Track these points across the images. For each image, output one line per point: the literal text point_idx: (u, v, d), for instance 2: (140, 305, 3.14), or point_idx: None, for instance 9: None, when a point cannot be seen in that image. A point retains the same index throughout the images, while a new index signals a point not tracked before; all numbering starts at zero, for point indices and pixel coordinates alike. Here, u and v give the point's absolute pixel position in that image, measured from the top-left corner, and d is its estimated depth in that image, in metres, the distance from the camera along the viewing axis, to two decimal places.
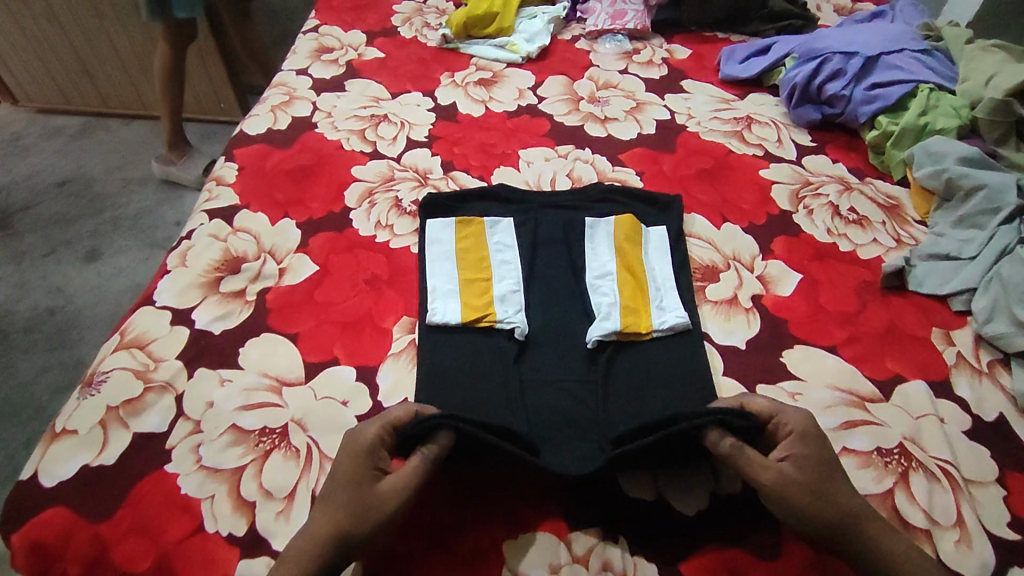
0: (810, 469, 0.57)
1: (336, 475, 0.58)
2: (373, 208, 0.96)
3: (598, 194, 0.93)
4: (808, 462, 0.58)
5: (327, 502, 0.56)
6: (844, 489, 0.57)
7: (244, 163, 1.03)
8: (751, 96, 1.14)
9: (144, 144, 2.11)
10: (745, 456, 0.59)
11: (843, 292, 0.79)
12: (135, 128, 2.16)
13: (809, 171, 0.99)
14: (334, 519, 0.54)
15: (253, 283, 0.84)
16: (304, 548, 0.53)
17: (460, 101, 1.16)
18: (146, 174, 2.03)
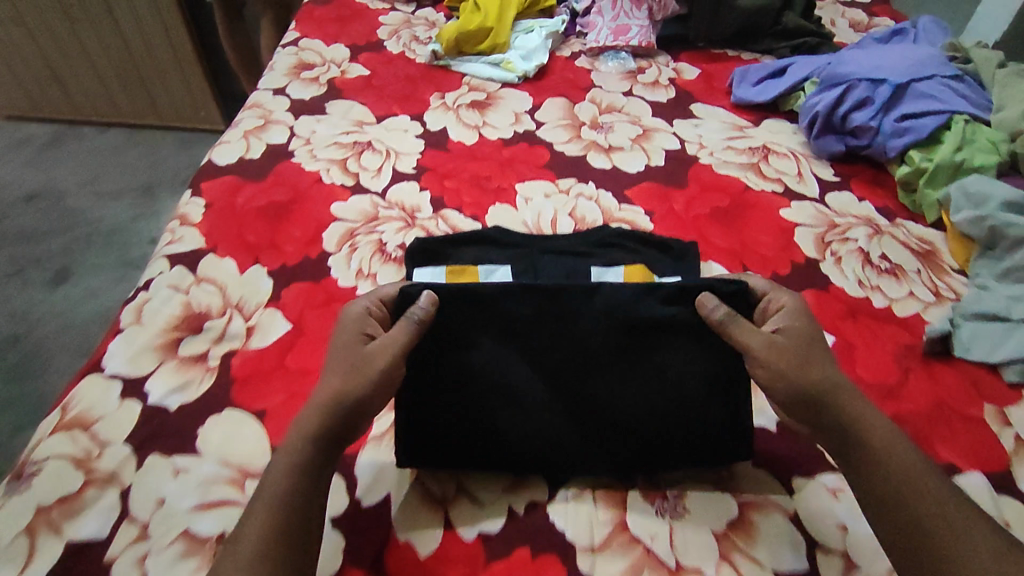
0: (791, 344, 0.61)
1: (339, 355, 0.62)
2: (355, 251, 0.86)
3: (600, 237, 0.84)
4: (790, 340, 0.62)
5: (332, 375, 0.61)
6: (820, 368, 0.60)
7: (212, 199, 0.94)
8: (766, 122, 1.05)
9: (119, 154, 2.00)
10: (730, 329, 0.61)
11: (881, 360, 0.71)
12: (110, 137, 2.04)
13: (833, 210, 0.90)
14: (339, 388, 0.59)
15: (217, 344, 0.76)
16: (310, 417, 0.58)
17: (451, 126, 1.06)
18: (121, 186, 1.92)
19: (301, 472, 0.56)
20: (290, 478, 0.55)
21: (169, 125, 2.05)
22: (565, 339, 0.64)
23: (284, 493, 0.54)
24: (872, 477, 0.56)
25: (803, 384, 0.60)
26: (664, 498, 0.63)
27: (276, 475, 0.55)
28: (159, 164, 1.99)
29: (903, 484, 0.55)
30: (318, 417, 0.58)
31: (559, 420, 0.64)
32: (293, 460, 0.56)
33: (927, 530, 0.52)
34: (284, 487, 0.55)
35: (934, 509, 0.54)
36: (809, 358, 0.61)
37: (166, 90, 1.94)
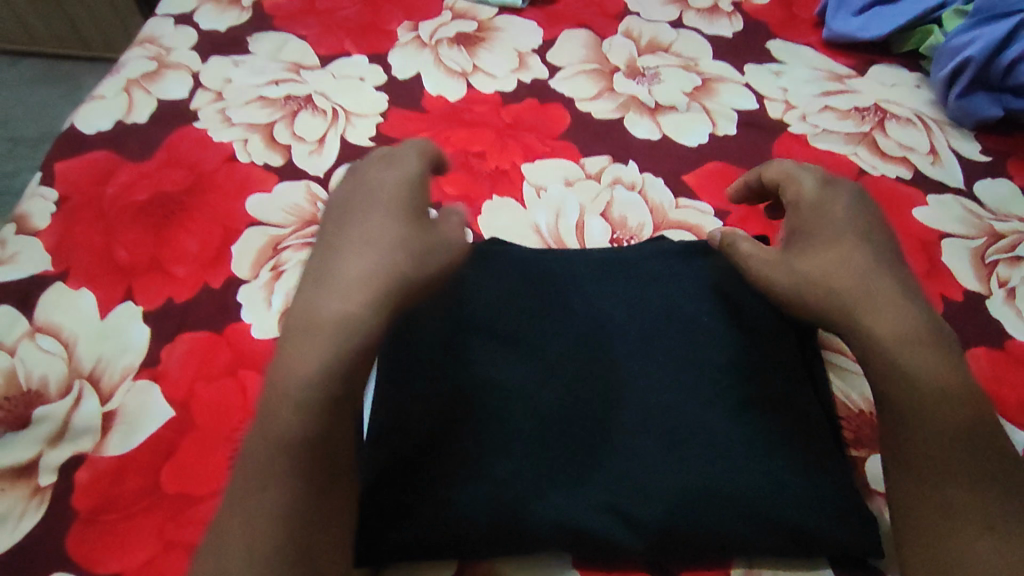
0: (813, 245, 0.49)
1: (350, 239, 0.45)
2: (280, 278, 0.57)
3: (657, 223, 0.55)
4: (826, 211, 0.50)
5: (357, 254, 0.44)
6: (862, 253, 0.47)
7: (69, 191, 0.62)
8: (873, 69, 0.74)
9: (35, 89, 1.42)
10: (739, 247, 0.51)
11: None
12: (23, 69, 1.44)
13: (989, 210, 0.61)
14: (367, 270, 0.43)
15: (53, 447, 0.48)
16: (342, 308, 0.41)
17: (427, 74, 0.74)
18: (40, 132, 1.36)
19: (313, 411, 0.39)
20: (284, 418, 0.38)
21: (98, 56, 1.46)
22: (614, 283, 0.52)
23: (290, 436, 0.38)
24: (898, 409, 0.43)
25: (838, 288, 0.46)
26: None
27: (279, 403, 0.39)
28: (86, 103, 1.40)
29: (934, 429, 0.42)
30: (360, 306, 0.41)
31: (571, 418, 0.45)
32: (306, 397, 0.39)
33: (952, 490, 0.40)
34: (283, 429, 0.38)
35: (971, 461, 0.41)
36: (857, 239, 0.49)
37: (86, 10, 1.35)
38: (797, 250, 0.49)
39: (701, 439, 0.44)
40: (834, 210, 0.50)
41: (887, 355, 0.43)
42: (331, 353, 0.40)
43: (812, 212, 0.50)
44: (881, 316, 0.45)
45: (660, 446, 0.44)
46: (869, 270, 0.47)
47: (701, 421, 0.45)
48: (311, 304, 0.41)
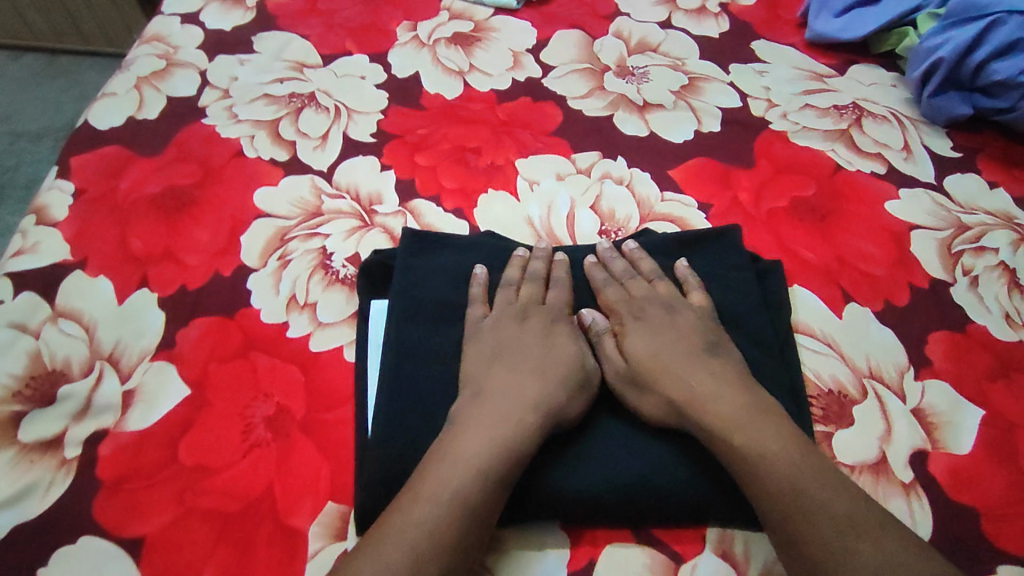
0: (644, 338, 0.53)
1: (516, 360, 0.51)
2: (287, 266, 0.60)
3: (525, 305, 0.55)
4: (651, 313, 0.54)
5: (515, 373, 0.51)
6: (687, 341, 0.52)
7: (85, 184, 0.66)
8: (852, 69, 0.77)
9: (36, 83, 1.41)
10: (604, 347, 0.54)
11: None
12: (24, 64, 1.43)
13: (957, 203, 0.65)
14: (545, 388, 0.49)
15: (77, 423, 0.51)
16: (517, 416, 0.47)
17: (426, 72, 0.77)
18: (42, 126, 1.34)
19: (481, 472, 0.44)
20: (466, 474, 0.44)
21: (100, 51, 1.45)
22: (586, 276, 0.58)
23: (465, 490, 0.43)
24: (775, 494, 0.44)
25: (667, 386, 0.49)
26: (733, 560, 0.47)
27: (454, 464, 0.44)
28: (89, 99, 1.42)
29: (810, 495, 0.43)
30: (536, 418, 0.48)
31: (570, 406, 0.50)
32: (484, 466, 0.45)
33: (865, 533, 0.42)
34: (456, 484, 0.44)
35: (854, 510, 0.43)
36: (686, 332, 0.52)
37: (87, 6, 1.34)
38: (642, 348, 0.52)
39: (635, 453, 0.49)
40: (634, 303, 0.55)
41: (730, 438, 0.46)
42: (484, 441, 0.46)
43: (640, 322, 0.54)
44: (719, 402, 0.48)
45: (619, 450, 0.49)
46: (698, 372, 0.50)
47: (636, 436, 0.50)
48: (485, 408, 0.48)
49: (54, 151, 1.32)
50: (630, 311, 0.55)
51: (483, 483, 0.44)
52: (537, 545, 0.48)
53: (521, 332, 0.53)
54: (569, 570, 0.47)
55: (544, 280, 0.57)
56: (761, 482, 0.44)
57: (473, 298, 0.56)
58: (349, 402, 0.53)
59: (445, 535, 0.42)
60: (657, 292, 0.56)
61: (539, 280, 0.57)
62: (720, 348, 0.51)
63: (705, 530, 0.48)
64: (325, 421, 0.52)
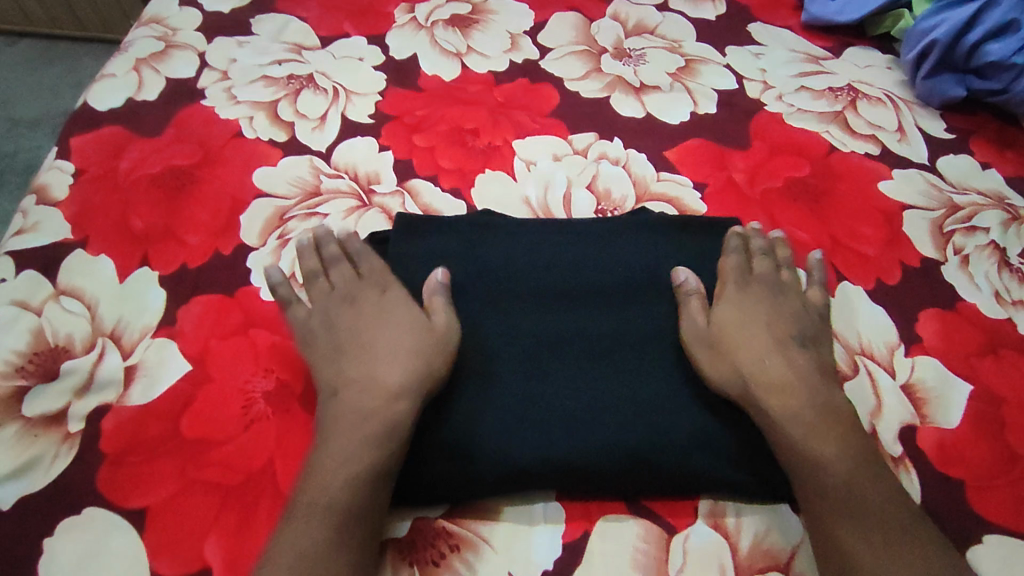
0: (751, 313, 0.54)
1: (370, 350, 0.53)
2: (286, 246, 0.61)
3: (352, 286, 0.56)
4: (754, 296, 0.55)
5: (371, 363, 0.52)
6: (787, 331, 0.54)
7: (85, 165, 0.66)
8: (848, 51, 0.77)
9: (30, 69, 1.39)
10: (691, 306, 0.54)
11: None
12: (18, 49, 1.42)
13: (950, 184, 0.65)
14: (410, 372, 0.50)
15: (80, 397, 0.52)
16: (381, 410, 0.49)
17: (424, 54, 0.77)
18: (38, 113, 1.34)
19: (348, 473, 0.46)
20: (331, 484, 0.46)
21: (95, 36, 1.44)
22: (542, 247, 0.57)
23: (337, 500, 0.45)
24: (827, 485, 0.46)
25: (758, 369, 0.51)
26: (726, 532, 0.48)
27: (324, 482, 0.46)
28: (86, 85, 1.41)
29: (859, 495, 0.46)
30: (405, 406, 0.49)
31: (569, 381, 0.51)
32: (355, 470, 0.46)
33: (910, 542, 0.44)
34: (330, 491, 0.45)
35: (895, 515, 0.45)
36: (778, 321, 0.54)
37: None
38: (735, 324, 0.54)
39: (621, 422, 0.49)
40: (749, 282, 0.56)
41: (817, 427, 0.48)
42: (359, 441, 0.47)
43: (742, 296, 0.55)
44: (802, 393, 0.50)
45: (596, 413, 0.50)
46: (777, 358, 0.52)
47: (659, 405, 0.51)
48: (346, 408, 0.49)
49: (51, 137, 1.32)
50: (738, 281, 0.56)
51: (358, 493, 0.46)
52: (529, 518, 0.49)
53: (355, 314, 0.55)
54: (565, 540, 0.48)
55: (353, 258, 0.58)
56: (822, 471, 0.47)
57: (286, 297, 0.56)
58: None
59: (321, 547, 0.44)
60: (780, 278, 0.57)
61: (341, 261, 0.58)
62: (811, 342, 0.53)
63: (697, 503, 0.50)
64: (324, 397, 0.53)
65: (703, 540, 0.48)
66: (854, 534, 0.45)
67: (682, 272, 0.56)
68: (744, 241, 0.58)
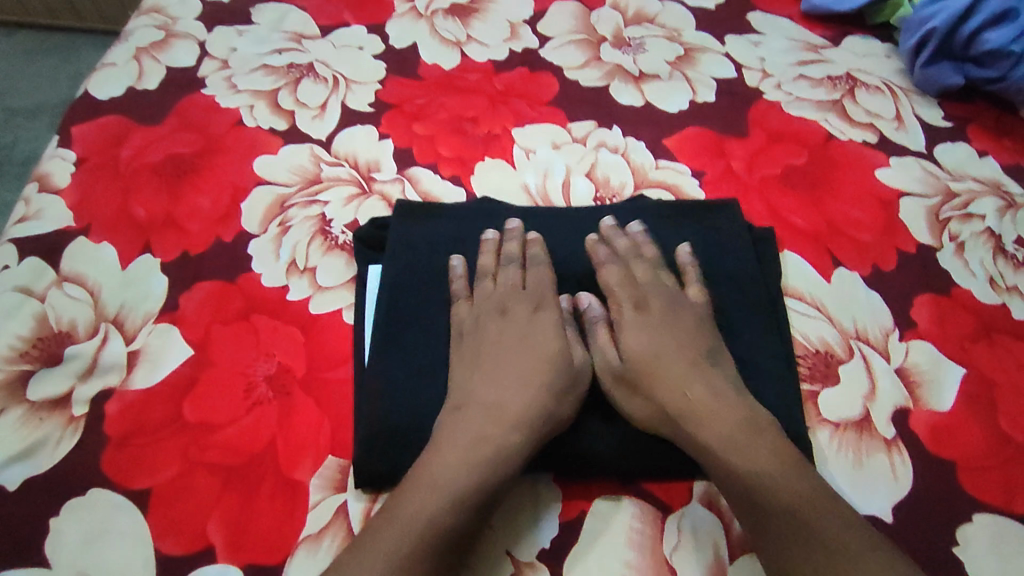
0: (653, 331, 0.53)
1: (502, 371, 0.51)
2: (287, 232, 0.61)
3: (504, 296, 0.55)
4: (655, 314, 0.54)
5: (499, 385, 0.50)
6: (684, 344, 0.51)
7: (86, 153, 0.66)
8: (847, 40, 0.78)
9: (29, 60, 1.39)
10: (597, 338, 0.54)
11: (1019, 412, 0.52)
12: (17, 40, 1.42)
13: (947, 171, 0.66)
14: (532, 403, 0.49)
15: (84, 381, 0.52)
16: (499, 436, 0.47)
17: (423, 43, 0.77)
18: (38, 104, 1.34)
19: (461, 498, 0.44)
20: (434, 502, 0.44)
21: (95, 28, 1.44)
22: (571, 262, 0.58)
23: (440, 517, 0.43)
24: (766, 514, 0.44)
25: (659, 398, 0.49)
26: (719, 511, 0.49)
27: (432, 489, 0.44)
28: (85, 76, 1.41)
29: (794, 515, 0.43)
30: (519, 436, 0.47)
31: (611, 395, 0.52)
32: (457, 492, 0.44)
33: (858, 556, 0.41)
34: (430, 513, 0.43)
35: (847, 538, 0.42)
36: (688, 336, 0.52)
37: None
38: (645, 346, 0.52)
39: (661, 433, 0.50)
40: (639, 292, 0.55)
41: (726, 452, 0.46)
42: (466, 465, 0.45)
43: (643, 318, 0.53)
44: (709, 416, 0.47)
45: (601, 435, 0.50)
46: (696, 384, 0.49)
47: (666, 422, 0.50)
48: (464, 425, 0.48)
49: (51, 128, 1.32)
50: (634, 303, 0.54)
51: (461, 511, 0.44)
52: (529, 499, 0.49)
53: (504, 329, 0.54)
54: (562, 521, 0.49)
55: (521, 263, 0.56)
56: (764, 494, 0.44)
57: (456, 294, 0.55)
58: (348, 363, 0.55)
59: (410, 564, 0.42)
60: (661, 284, 0.55)
61: (515, 263, 0.56)
62: (718, 356, 0.51)
63: (692, 484, 0.50)
64: (325, 381, 0.54)
65: (697, 519, 0.49)
66: (805, 564, 0.42)
67: (585, 299, 0.56)
68: (612, 249, 0.56)
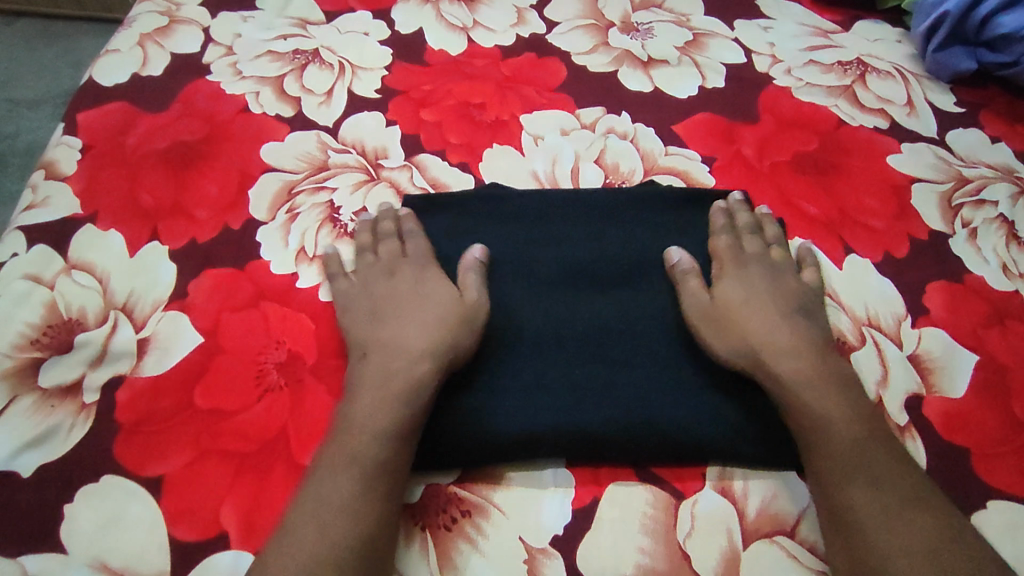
0: (754, 285, 0.56)
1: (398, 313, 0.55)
2: (295, 219, 0.61)
3: (388, 261, 0.58)
4: (752, 273, 0.57)
5: (402, 328, 0.54)
6: (780, 303, 0.55)
7: (92, 141, 0.66)
8: (858, 25, 0.77)
9: (30, 49, 1.38)
10: (689, 284, 0.54)
11: None
12: (16, 28, 1.40)
13: (959, 157, 0.65)
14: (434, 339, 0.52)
15: (95, 369, 0.52)
16: (404, 372, 0.51)
17: (429, 29, 0.76)
18: (38, 93, 1.32)
19: (378, 433, 0.48)
20: (360, 441, 0.47)
21: (95, 15, 1.42)
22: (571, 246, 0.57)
23: (368, 454, 0.47)
24: (839, 451, 0.47)
25: (756, 341, 0.52)
26: (733, 498, 0.49)
27: (352, 439, 0.48)
28: (87, 65, 1.39)
29: (869, 461, 0.47)
30: (428, 366, 0.51)
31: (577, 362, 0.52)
32: (377, 428, 0.48)
33: (914, 504, 0.45)
34: (354, 450, 0.47)
35: (906, 483, 0.46)
36: (782, 294, 0.55)
37: None
38: (742, 297, 0.55)
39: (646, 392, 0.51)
40: (746, 253, 0.57)
41: (811, 395, 0.49)
42: (378, 405, 0.49)
43: (741, 272, 0.57)
44: (796, 362, 0.51)
45: (651, 390, 0.51)
46: (782, 333, 0.53)
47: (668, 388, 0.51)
48: (377, 369, 0.51)
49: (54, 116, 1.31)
50: (735, 260, 0.57)
51: (383, 445, 0.47)
52: (539, 483, 0.50)
53: (392, 286, 0.57)
54: (574, 507, 0.49)
55: (401, 236, 0.59)
56: (834, 439, 0.48)
57: (345, 272, 0.59)
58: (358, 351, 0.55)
59: (342, 502, 0.45)
60: (771, 255, 0.58)
61: (390, 237, 0.59)
62: (812, 315, 0.54)
63: (705, 469, 0.50)
64: (336, 369, 0.54)
65: (710, 505, 0.49)
66: (870, 501, 0.45)
67: (676, 252, 0.57)
68: (732, 221, 0.59)
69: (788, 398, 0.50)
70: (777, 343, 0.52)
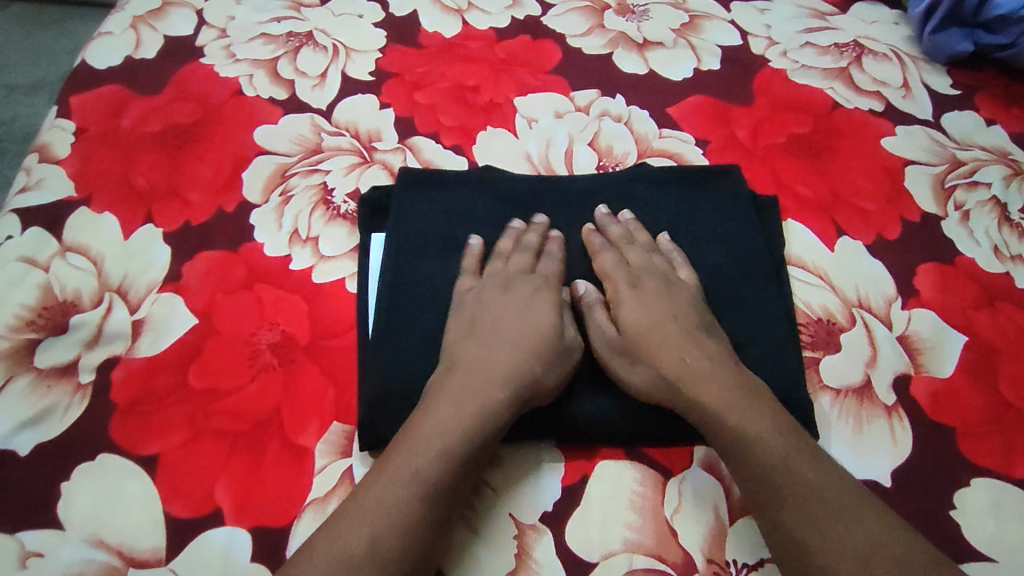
0: (653, 302, 0.52)
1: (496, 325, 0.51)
2: (289, 202, 0.61)
3: (512, 274, 0.54)
4: (648, 290, 0.53)
5: (486, 346, 0.50)
6: (682, 322, 0.51)
7: (85, 124, 0.66)
8: (855, 6, 0.76)
9: (24, 33, 1.37)
10: (594, 317, 0.53)
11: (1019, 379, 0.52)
12: (11, 13, 1.39)
13: (953, 139, 0.65)
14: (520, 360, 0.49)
15: (90, 350, 0.53)
16: (485, 394, 0.47)
17: (424, 11, 0.76)
18: (34, 79, 1.32)
19: (450, 454, 0.44)
20: (425, 456, 0.44)
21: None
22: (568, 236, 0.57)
23: (427, 468, 0.43)
24: (772, 478, 0.44)
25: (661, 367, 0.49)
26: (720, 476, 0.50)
27: (392, 480, 0.43)
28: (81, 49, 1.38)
29: (799, 482, 0.43)
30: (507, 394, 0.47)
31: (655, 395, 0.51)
32: (445, 446, 0.44)
33: (853, 515, 0.42)
34: (416, 464, 0.43)
35: (841, 494, 0.43)
36: (685, 309, 0.51)
37: None
38: (639, 319, 0.51)
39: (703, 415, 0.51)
40: (640, 272, 0.54)
41: (723, 424, 0.46)
42: (455, 428, 0.45)
43: (636, 292, 0.53)
44: (708, 387, 0.47)
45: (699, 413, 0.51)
46: (693, 351, 0.49)
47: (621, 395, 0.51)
48: (457, 386, 0.47)
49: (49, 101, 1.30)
50: (628, 279, 0.53)
51: (446, 464, 0.44)
52: (532, 462, 0.50)
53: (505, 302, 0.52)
54: (563, 486, 0.49)
55: (535, 252, 0.55)
56: (761, 466, 0.44)
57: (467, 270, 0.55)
58: (351, 332, 0.55)
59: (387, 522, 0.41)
60: (653, 263, 0.55)
61: (528, 249, 0.55)
62: (713, 328, 0.51)
63: (693, 448, 0.51)
64: (328, 350, 0.54)
65: (697, 483, 0.49)
66: (809, 525, 0.42)
67: (580, 285, 0.55)
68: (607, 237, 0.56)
69: (700, 423, 0.47)
70: (675, 368, 0.48)
